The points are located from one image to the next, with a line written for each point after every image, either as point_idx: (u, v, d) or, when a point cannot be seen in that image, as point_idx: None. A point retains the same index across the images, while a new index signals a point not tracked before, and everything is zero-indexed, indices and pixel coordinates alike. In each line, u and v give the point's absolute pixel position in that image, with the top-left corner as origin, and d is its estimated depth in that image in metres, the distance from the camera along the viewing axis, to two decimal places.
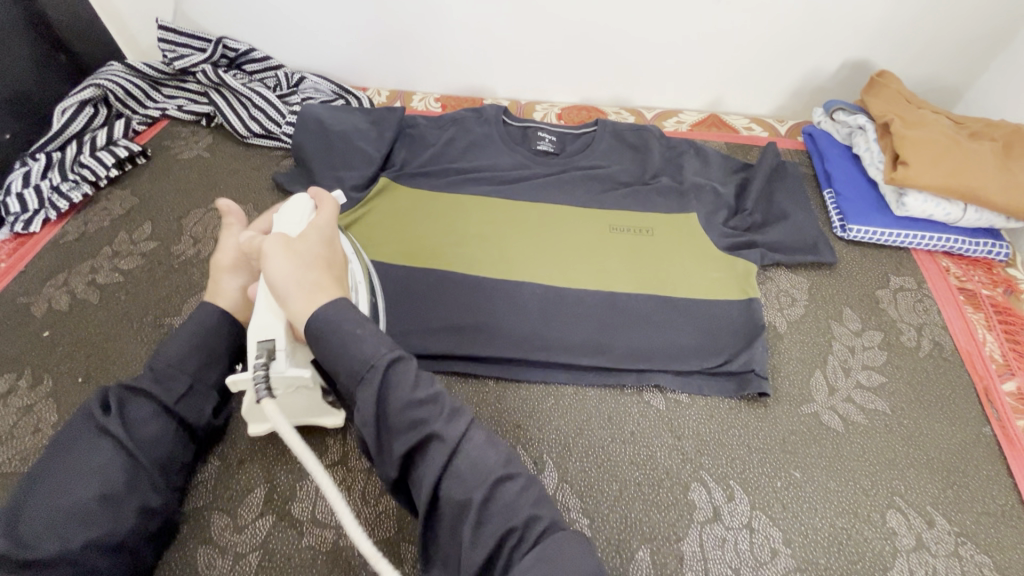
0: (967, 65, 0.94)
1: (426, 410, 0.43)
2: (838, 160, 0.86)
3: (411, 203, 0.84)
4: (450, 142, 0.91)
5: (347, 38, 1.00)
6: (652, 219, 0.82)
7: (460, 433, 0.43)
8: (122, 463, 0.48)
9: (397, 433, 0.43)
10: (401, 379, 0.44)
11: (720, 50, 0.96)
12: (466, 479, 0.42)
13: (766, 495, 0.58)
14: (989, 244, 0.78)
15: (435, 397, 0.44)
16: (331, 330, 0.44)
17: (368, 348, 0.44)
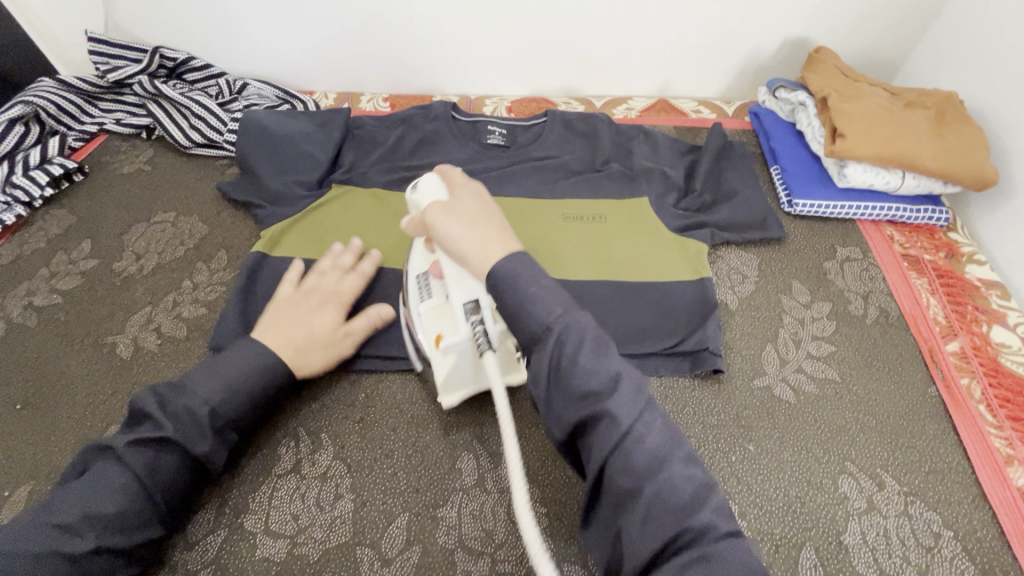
0: (902, 38, 0.96)
1: (603, 383, 0.43)
2: (783, 137, 0.87)
3: (358, 203, 0.82)
4: (399, 141, 0.90)
5: (289, 42, 0.98)
6: (604, 206, 0.82)
7: (632, 410, 0.42)
8: (122, 495, 0.48)
9: (569, 402, 0.43)
10: (575, 340, 0.45)
11: (663, 35, 0.97)
12: (639, 468, 0.40)
13: (721, 470, 0.58)
14: (930, 210, 0.80)
15: (615, 374, 0.44)
16: (512, 287, 0.47)
17: (544, 310, 0.46)
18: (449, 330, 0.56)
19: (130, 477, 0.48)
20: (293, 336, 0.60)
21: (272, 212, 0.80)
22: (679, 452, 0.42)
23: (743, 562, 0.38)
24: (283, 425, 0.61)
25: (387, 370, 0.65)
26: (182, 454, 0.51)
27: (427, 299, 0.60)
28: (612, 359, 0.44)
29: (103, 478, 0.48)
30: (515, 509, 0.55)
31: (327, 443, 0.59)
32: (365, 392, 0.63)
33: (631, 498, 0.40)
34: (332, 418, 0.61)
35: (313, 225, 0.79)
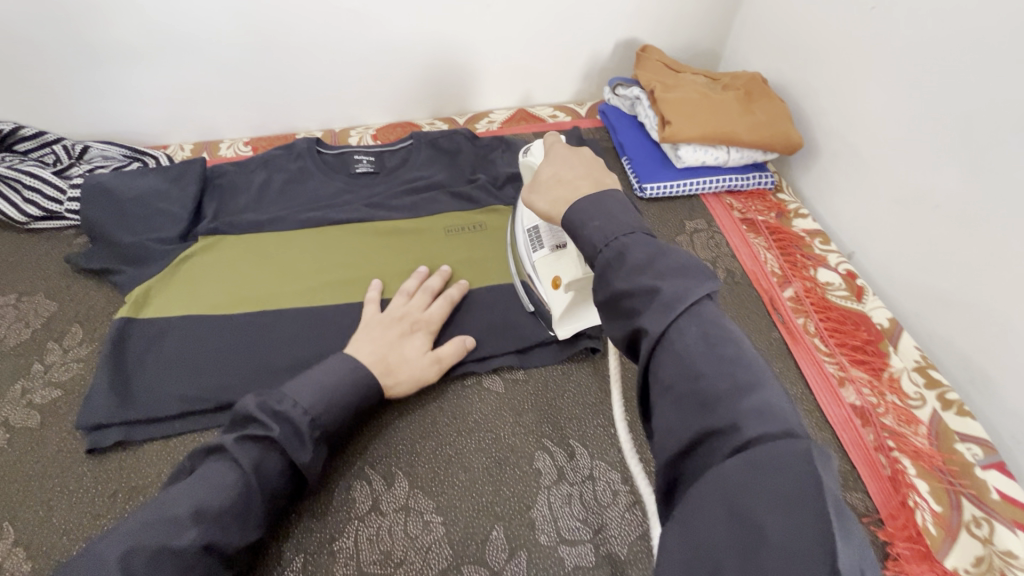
0: (716, 30, 1.08)
1: (642, 298, 0.39)
2: (627, 130, 0.95)
3: (225, 252, 0.80)
4: (262, 183, 0.89)
5: (129, 99, 0.95)
6: (477, 216, 0.85)
7: (667, 320, 0.37)
8: (228, 483, 0.47)
9: (621, 307, 0.41)
10: (615, 264, 0.42)
11: (509, 50, 1.03)
12: (678, 371, 0.36)
13: (602, 444, 0.62)
14: (758, 177, 0.90)
15: (656, 287, 0.39)
16: (580, 225, 0.46)
17: (597, 238, 0.45)
18: (551, 264, 0.65)
19: (238, 479, 0.48)
20: (385, 357, 0.62)
21: (129, 275, 0.76)
22: (684, 282, 0.39)
23: (792, 462, 0.29)
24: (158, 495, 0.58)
25: None
26: (286, 457, 0.51)
27: (539, 250, 0.67)
28: (659, 274, 0.39)
29: (216, 479, 0.48)
30: (412, 525, 0.56)
31: None
32: None
33: (667, 398, 0.36)
34: None
35: (181, 282, 0.75)
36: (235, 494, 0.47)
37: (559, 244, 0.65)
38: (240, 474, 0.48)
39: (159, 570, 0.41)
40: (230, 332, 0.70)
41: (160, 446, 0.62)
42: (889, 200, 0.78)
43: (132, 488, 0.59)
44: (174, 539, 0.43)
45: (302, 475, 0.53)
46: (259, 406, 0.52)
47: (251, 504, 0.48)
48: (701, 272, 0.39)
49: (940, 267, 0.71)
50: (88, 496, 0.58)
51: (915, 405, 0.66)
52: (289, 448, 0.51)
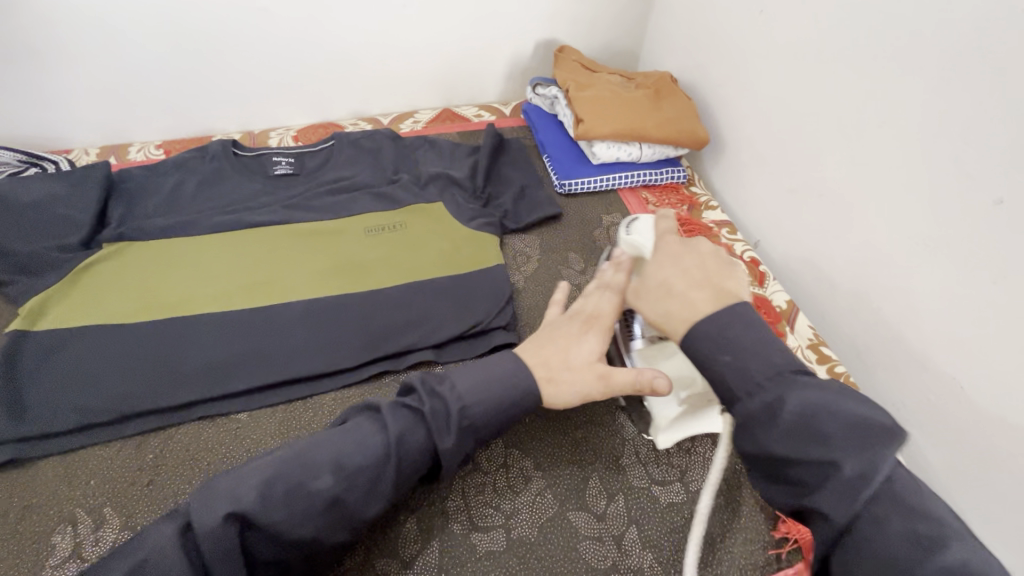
0: (631, 31, 1.12)
1: (816, 472, 0.39)
2: (547, 129, 0.98)
3: (131, 259, 0.77)
4: (173, 187, 0.86)
5: (24, 101, 0.89)
6: (400, 215, 0.86)
7: (852, 510, 0.38)
8: (370, 440, 0.47)
9: (790, 474, 0.41)
10: (763, 420, 0.42)
11: (431, 50, 1.03)
12: (875, 559, 0.37)
13: (517, 432, 0.64)
14: (671, 171, 0.95)
15: (833, 462, 0.39)
16: (714, 351, 0.45)
17: (736, 376, 0.44)
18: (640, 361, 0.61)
19: (380, 443, 0.47)
20: (548, 361, 0.55)
21: (23, 286, 0.72)
22: (860, 452, 0.39)
23: None
24: (57, 511, 0.56)
25: (182, 422, 0.62)
26: (430, 441, 0.49)
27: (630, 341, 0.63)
28: (830, 441, 0.39)
29: (410, 430, 0.48)
30: None
31: (112, 517, 0.55)
32: (152, 453, 0.60)
33: None
34: (117, 488, 0.57)
35: (82, 291, 0.72)
36: (370, 465, 0.46)
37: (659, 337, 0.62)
38: (384, 439, 0.47)
39: (282, 507, 0.43)
40: (134, 340, 0.67)
41: (57, 462, 0.59)
42: (785, 190, 0.84)
43: (27, 506, 0.56)
44: (313, 481, 0.44)
45: (438, 463, 0.50)
46: (420, 380, 0.52)
47: (384, 474, 0.46)
48: (883, 433, 0.39)
49: (828, 250, 0.78)
50: None
51: None
52: (434, 431, 0.48)
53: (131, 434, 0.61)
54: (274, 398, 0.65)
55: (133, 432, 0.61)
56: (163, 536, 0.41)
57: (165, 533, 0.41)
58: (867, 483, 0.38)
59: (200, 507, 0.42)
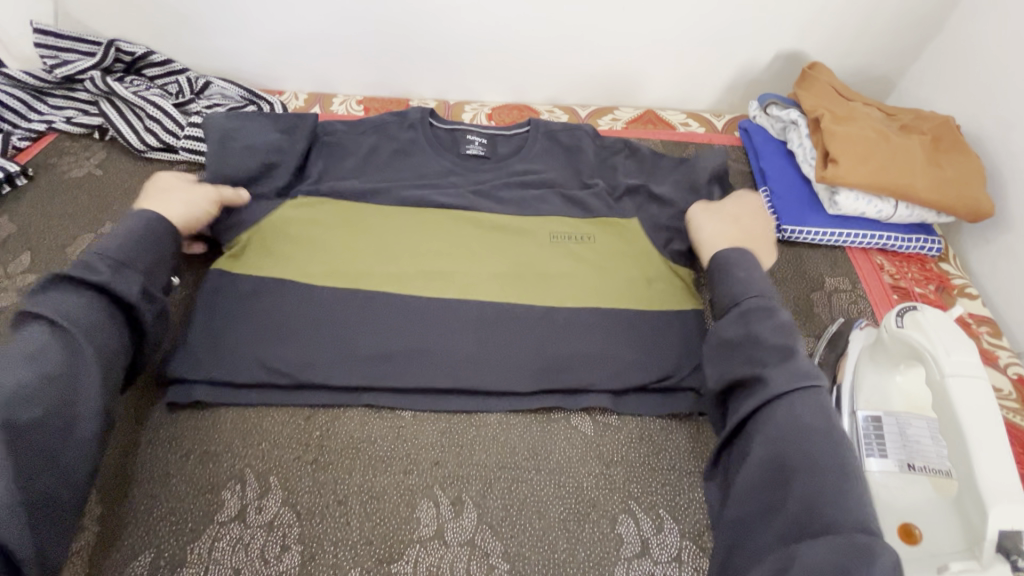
0: (899, 56, 0.92)
1: (772, 354, 0.51)
2: (772, 157, 0.83)
3: (324, 217, 0.73)
4: (368, 147, 0.81)
5: (255, 40, 0.92)
6: (592, 224, 0.75)
7: (789, 384, 0.49)
8: (36, 334, 0.45)
9: (738, 361, 0.54)
10: (759, 316, 0.55)
11: (653, 43, 0.92)
12: (782, 425, 0.48)
13: (696, 524, 0.54)
14: (922, 240, 0.77)
15: (787, 352, 0.51)
16: (733, 266, 0.61)
17: (741, 289, 0.58)
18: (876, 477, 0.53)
19: (47, 324, 0.46)
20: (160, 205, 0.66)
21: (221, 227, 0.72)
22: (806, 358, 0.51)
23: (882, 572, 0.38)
24: (229, 466, 0.56)
25: (350, 404, 0.61)
26: (96, 287, 0.50)
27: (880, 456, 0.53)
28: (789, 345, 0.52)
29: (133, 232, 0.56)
30: (475, 565, 0.51)
31: (276, 488, 0.55)
32: (318, 430, 0.59)
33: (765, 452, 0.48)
34: (283, 459, 0.57)
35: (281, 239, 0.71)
36: (136, 249, 0.55)
37: (909, 463, 0.52)
38: (45, 316, 0.46)
39: (54, 355, 0.45)
40: (314, 304, 0.66)
41: (234, 414, 0.60)
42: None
43: (204, 453, 0.57)
44: None
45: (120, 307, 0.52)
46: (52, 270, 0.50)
47: (50, 363, 0.44)
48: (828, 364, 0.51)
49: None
50: (162, 451, 0.57)
51: None
52: (93, 273, 0.50)
53: (300, 404, 0.60)
54: (436, 405, 0.61)
55: (302, 404, 0.60)
56: (21, 382, 0.42)
57: (17, 383, 0.42)
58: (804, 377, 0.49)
59: None
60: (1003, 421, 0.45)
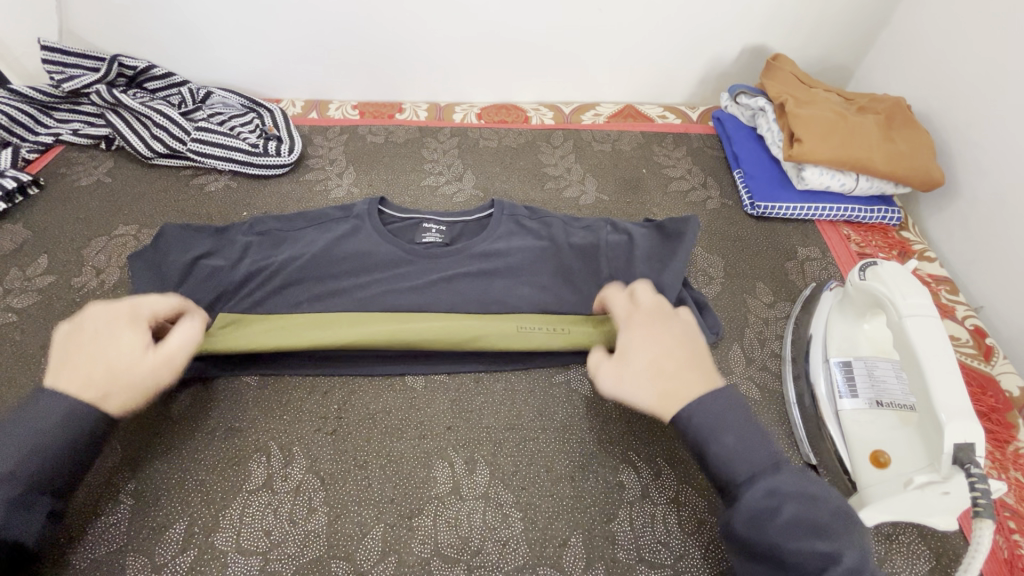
0: (854, 47, 0.99)
1: (815, 562, 0.39)
2: (744, 142, 0.90)
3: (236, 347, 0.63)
4: (323, 245, 0.70)
5: (252, 50, 0.97)
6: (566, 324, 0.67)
7: None
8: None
9: (795, 551, 0.40)
10: (767, 515, 0.41)
11: (630, 41, 0.98)
12: None
13: (692, 467, 0.59)
14: (884, 211, 0.83)
15: (833, 553, 0.39)
16: (711, 438, 0.45)
17: (752, 445, 0.44)
18: (845, 415, 0.59)
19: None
20: (117, 372, 0.50)
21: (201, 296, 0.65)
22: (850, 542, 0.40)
23: None
24: (253, 440, 0.60)
25: (364, 380, 0.65)
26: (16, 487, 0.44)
27: (849, 399, 0.60)
28: (824, 532, 0.40)
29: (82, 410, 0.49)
30: (490, 515, 0.55)
31: (299, 457, 0.59)
32: (337, 404, 0.63)
33: None
34: (304, 431, 0.61)
35: (268, 326, 0.65)
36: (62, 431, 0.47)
37: (878, 401, 0.59)
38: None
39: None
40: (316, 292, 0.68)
41: (255, 393, 0.63)
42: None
43: (229, 430, 0.60)
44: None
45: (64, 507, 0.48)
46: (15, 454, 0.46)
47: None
48: (854, 523, 0.42)
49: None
50: (188, 429, 0.60)
51: None
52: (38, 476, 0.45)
53: (319, 382, 0.64)
54: (444, 376, 0.65)
55: (320, 381, 0.64)
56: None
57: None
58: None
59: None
60: (952, 349, 0.52)
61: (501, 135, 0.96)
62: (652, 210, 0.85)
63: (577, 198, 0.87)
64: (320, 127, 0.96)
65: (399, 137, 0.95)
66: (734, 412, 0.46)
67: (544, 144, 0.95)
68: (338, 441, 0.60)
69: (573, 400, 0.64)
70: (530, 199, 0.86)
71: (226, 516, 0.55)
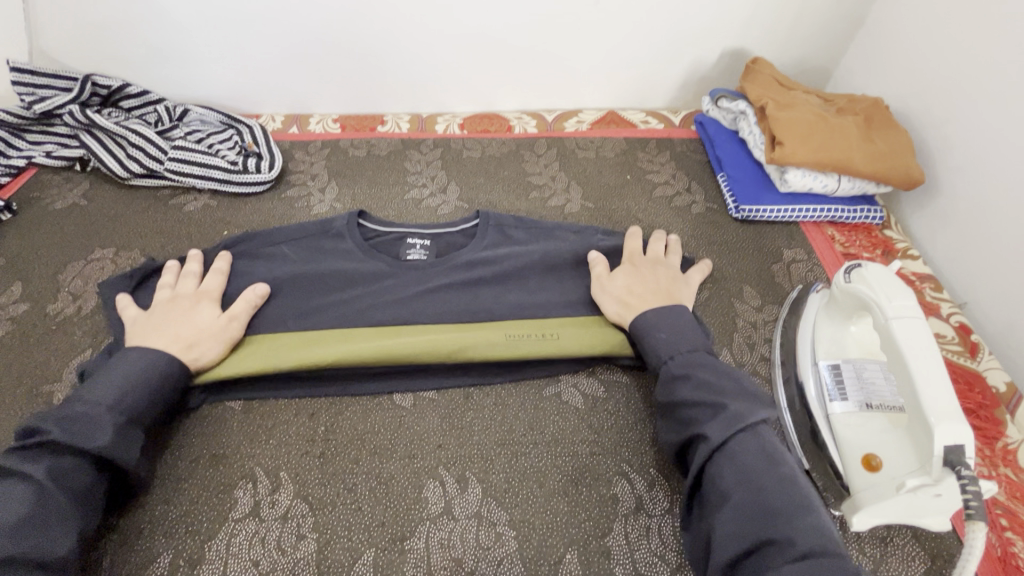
0: (831, 48, 1.01)
1: (705, 411, 0.51)
2: (726, 145, 0.90)
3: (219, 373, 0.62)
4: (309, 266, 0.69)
5: (229, 65, 0.96)
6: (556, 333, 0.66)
7: (728, 433, 0.49)
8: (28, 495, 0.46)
9: (694, 404, 0.52)
10: (681, 380, 0.55)
11: (610, 47, 0.98)
12: (741, 479, 0.47)
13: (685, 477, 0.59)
14: (867, 210, 0.84)
15: (722, 404, 0.51)
16: (648, 334, 0.60)
17: (676, 343, 0.58)
18: (837, 418, 0.59)
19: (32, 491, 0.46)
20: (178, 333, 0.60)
21: None
22: (749, 406, 0.51)
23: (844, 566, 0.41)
24: (239, 466, 0.58)
25: (351, 400, 0.63)
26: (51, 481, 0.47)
27: (839, 402, 0.60)
28: (723, 394, 0.52)
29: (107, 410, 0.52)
30: (484, 535, 0.54)
31: (287, 482, 0.57)
32: (324, 425, 0.62)
33: (726, 503, 0.46)
34: (291, 456, 0.59)
35: (251, 344, 0.64)
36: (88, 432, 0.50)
37: (868, 403, 0.59)
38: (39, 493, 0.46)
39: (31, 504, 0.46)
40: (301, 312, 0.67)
41: (239, 418, 0.62)
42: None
43: (214, 457, 0.59)
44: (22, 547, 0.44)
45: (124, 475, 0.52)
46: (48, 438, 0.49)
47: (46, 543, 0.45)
48: (759, 400, 0.53)
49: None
50: (171, 458, 0.59)
51: None
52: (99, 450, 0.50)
53: (305, 404, 0.63)
54: (432, 393, 0.64)
55: (306, 403, 0.63)
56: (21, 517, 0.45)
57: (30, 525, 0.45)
58: (744, 420, 0.50)
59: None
60: (938, 351, 0.52)
61: (485, 145, 0.96)
62: (638, 216, 0.85)
63: (562, 207, 0.86)
64: (300, 142, 0.95)
65: (381, 149, 0.94)
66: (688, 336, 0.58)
67: (527, 153, 0.94)
68: (326, 465, 0.59)
69: (564, 412, 0.63)
70: (515, 209, 0.85)
71: (212, 547, 0.53)
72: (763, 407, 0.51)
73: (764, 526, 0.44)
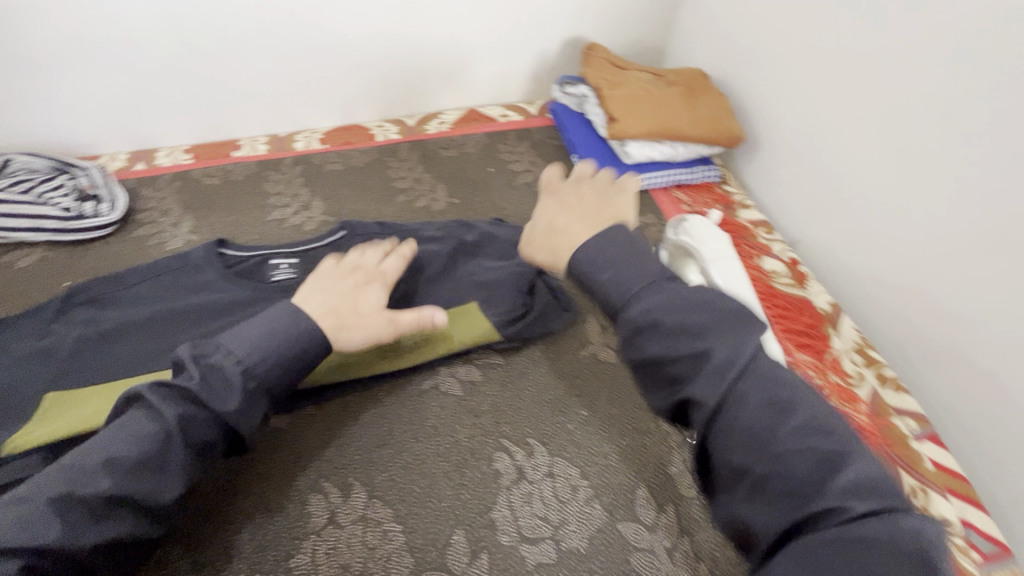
0: (657, 30, 1.10)
1: (689, 363, 0.39)
2: (576, 128, 0.95)
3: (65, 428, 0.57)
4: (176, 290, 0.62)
5: (52, 106, 0.89)
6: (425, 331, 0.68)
7: (721, 387, 0.38)
8: (149, 431, 0.44)
9: (676, 356, 0.40)
10: (650, 326, 0.41)
11: (456, 48, 1.01)
12: (745, 442, 0.37)
13: (560, 439, 0.63)
14: (704, 171, 0.93)
15: (704, 350, 0.39)
16: (591, 271, 0.45)
17: (634, 274, 0.43)
18: None
19: (156, 430, 0.44)
20: (337, 308, 0.55)
21: None
22: (729, 337, 0.39)
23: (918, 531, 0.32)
24: None
25: None
26: (212, 411, 0.46)
27: None
28: (702, 333, 0.39)
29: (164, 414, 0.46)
30: (372, 534, 0.55)
31: None
32: None
33: (742, 478, 0.38)
34: None
35: (109, 393, 0.60)
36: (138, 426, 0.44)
37: None
38: (162, 429, 0.44)
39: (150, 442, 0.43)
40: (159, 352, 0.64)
41: None
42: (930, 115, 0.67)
43: None
44: (93, 485, 0.41)
45: (238, 438, 0.48)
46: (152, 386, 0.46)
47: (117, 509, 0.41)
48: (749, 319, 0.40)
49: (939, 219, 0.67)
50: None
51: (856, 383, 0.70)
52: (217, 403, 0.46)
53: None
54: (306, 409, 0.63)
55: None
56: (118, 467, 0.42)
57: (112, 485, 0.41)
58: (734, 365, 0.39)
59: (42, 532, 0.39)
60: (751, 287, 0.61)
61: (347, 156, 0.95)
62: (504, 206, 0.88)
63: (429, 207, 0.88)
64: (148, 179, 0.90)
65: (238, 174, 0.91)
66: (629, 254, 0.45)
67: (391, 159, 0.95)
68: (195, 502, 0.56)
69: (442, 402, 0.65)
70: (382, 216, 0.86)
71: None
72: (752, 331, 0.39)
73: (795, 504, 0.35)
